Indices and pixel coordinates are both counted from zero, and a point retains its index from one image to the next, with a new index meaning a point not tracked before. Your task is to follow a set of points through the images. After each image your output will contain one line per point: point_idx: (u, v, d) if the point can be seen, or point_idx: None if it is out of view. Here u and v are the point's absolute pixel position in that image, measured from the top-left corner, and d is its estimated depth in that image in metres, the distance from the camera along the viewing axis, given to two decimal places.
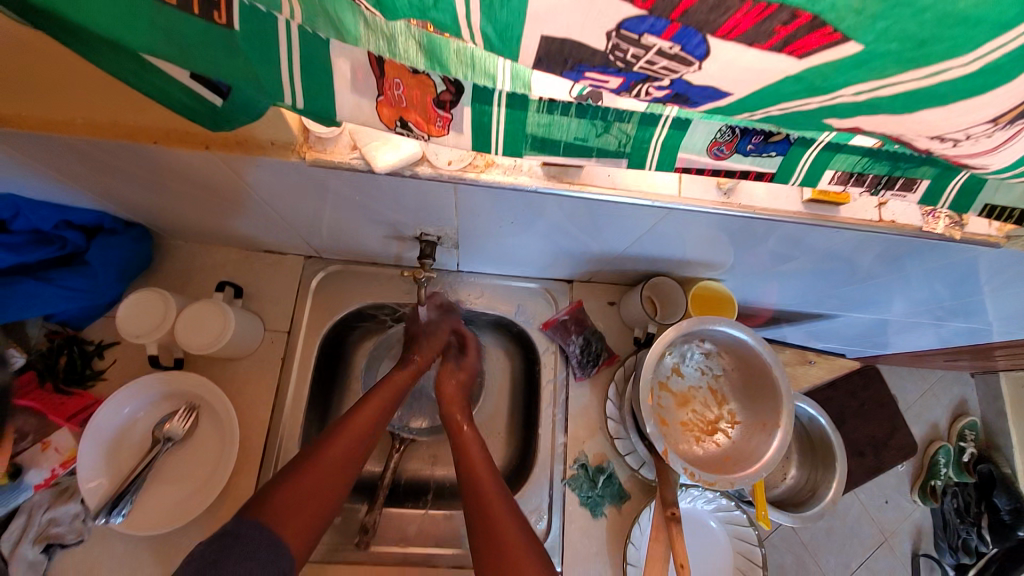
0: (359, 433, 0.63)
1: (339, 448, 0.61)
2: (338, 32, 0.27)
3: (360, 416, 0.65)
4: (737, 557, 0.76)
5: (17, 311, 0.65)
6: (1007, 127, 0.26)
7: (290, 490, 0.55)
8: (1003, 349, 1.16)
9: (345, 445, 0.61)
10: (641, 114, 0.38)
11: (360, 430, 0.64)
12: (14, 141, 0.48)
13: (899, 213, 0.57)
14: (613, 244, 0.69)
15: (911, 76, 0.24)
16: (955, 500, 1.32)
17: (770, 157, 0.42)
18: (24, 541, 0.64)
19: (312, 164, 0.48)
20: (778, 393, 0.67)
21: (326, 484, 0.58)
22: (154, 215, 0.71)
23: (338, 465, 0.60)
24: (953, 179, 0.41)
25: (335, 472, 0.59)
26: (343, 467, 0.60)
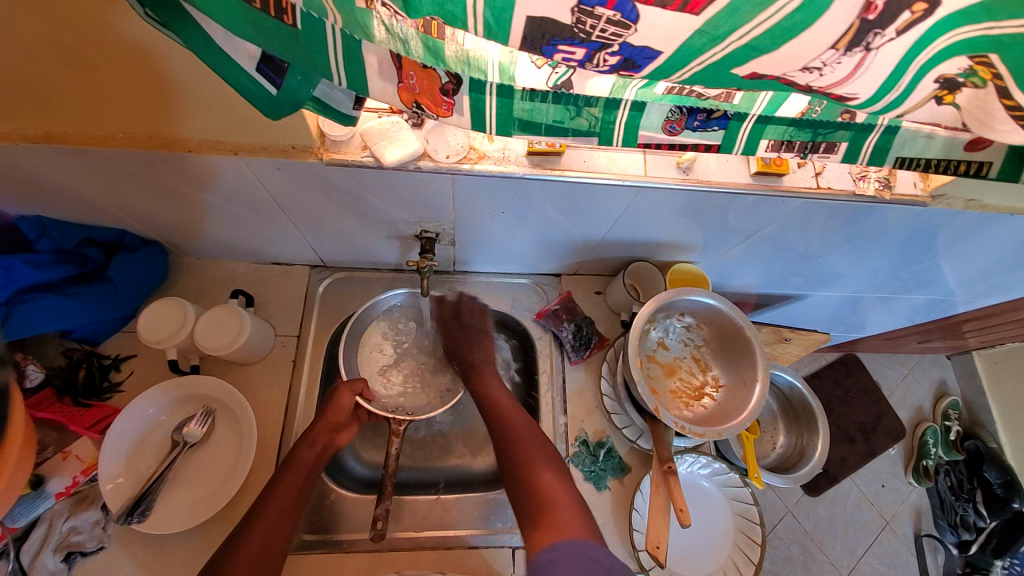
0: (283, 500, 0.66)
1: (269, 517, 0.64)
2: (361, 31, 0.32)
3: (283, 487, 0.67)
4: (736, 518, 0.81)
5: (41, 326, 0.69)
6: (874, 62, 0.28)
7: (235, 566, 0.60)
8: (970, 322, 1.25)
9: (271, 518, 0.64)
10: (605, 99, 0.45)
11: (284, 502, 0.66)
12: (63, 153, 0.55)
13: (833, 180, 0.67)
14: (593, 230, 0.77)
15: (792, 17, 0.25)
16: (949, 478, 1.40)
17: (714, 131, 0.50)
18: (45, 550, 0.65)
19: (329, 164, 0.57)
20: (753, 351, 0.74)
21: (262, 558, 0.61)
22: (171, 231, 0.77)
23: (267, 537, 0.63)
24: (867, 138, 0.50)
25: (270, 542, 0.63)
26: (271, 539, 0.63)
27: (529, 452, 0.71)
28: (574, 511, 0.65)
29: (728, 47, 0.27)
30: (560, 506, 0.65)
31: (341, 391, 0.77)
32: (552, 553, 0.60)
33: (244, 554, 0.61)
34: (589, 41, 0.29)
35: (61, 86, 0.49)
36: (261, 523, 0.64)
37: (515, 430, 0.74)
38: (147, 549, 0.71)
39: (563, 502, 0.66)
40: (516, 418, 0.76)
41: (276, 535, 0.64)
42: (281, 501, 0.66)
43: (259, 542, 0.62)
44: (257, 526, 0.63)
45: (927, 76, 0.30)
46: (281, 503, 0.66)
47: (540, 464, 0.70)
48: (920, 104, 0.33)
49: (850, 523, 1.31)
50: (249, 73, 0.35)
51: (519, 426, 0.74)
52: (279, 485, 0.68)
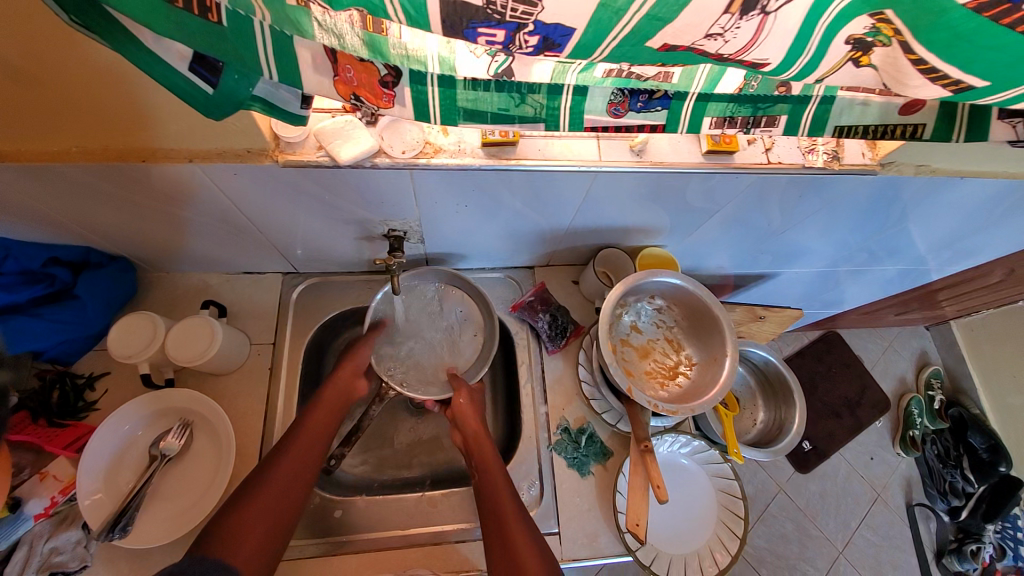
0: (305, 446, 0.69)
1: (279, 480, 0.65)
2: (294, 28, 0.33)
3: (304, 435, 0.70)
4: (719, 495, 0.82)
5: (10, 348, 0.68)
6: (777, 26, 0.30)
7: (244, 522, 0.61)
8: (941, 290, 1.27)
9: (283, 479, 0.65)
10: (547, 85, 0.47)
11: (301, 452, 0.68)
12: (16, 172, 0.56)
13: (785, 154, 0.69)
14: (558, 219, 0.78)
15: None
16: (937, 446, 1.43)
17: (656, 112, 0.52)
18: (28, 571, 0.63)
19: (285, 166, 0.57)
20: (721, 327, 0.76)
21: (279, 498, 0.64)
22: (138, 245, 0.76)
23: (282, 484, 0.65)
24: (805, 109, 0.51)
25: (288, 485, 0.66)
26: (289, 483, 0.66)
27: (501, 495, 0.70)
28: (539, 555, 0.64)
29: (632, 20, 0.29)
30: (525, 551, 0.64)
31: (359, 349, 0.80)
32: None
33: (254, 509, 0.62)
34: (504, 22, 0.30)
35: (8, 104, 0.49)
36: (271, 484, 0.65)
37: (489, 474, 0.72)
38: (131, 564, 0.70)
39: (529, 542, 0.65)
40: (492, 459, 0.74)
41: (287, 496, 0.65)
42: (298, 455, 0.68)
43: (277, 487, 0.65)
44: (275, 472, 0.66)
45: (837, 37, 0.32)
46: (299, 450, 0.69)
47: (505, 490, 0.70)
48: (836, 67, 0.34)
49: (840, 496, 1.33)
50: (183, 73, 0.36)
51: (494, 468, 0.73)
52: (301, 436, 0.70)
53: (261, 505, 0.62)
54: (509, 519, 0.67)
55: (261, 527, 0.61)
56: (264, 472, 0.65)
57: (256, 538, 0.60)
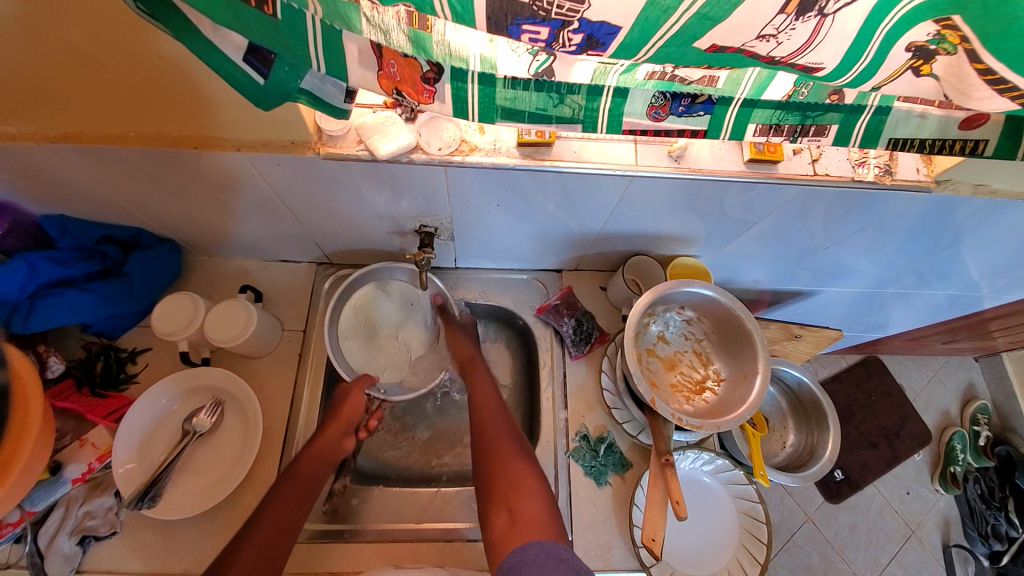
0: (293, 497, 0.68)
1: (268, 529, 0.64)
2: (344, 22, 0.34)
3: (290, 490, 0.68)
4: (741, 517, 0.79)
5: (61, 319, 0.72)
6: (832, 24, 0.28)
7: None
8: (996, 320, 1.19)
9: (269, 528, 0.64)
10: (588, 86, 0.46)
11: (287, 510, 0.66)
12: (79, 154, 0.59)
13: (832, 167, 0.66)
14: (589, 223, 0.77)
15: None
16: (979, 485, 1.32)
17: (699, 116, 0.50)
18: (60, 534, 0.68)
19: (326, 158, 0.59)
20: (753, 343, 0.73)
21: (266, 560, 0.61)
22: (184, 229, 0.80)
23: (268, 546, 0.62)
24: (857, 120, 0.49)
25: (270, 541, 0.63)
26: (276, 543, 0.63)
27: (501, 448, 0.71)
28: (536, 493, 0.66)
29: (681, 19, 0.28)
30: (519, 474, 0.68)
31: (351, 391, 0.79)
32: (522, 551, 0.58)
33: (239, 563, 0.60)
34: (549, 19, 0.30)
35: (77, 89, 0.52)
36: (259, 534, 0.63)
37: (489, 432, 0.74)
38: (159, 532, 0.73)
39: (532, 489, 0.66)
40: (491, 416, 0.76)
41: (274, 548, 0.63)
42: (282, 513, 0.66)
43: (257, 549, 0.62)
44: (259, 528, 0.63)
45: (898, 44, 0.30)
46: (287, 504, 0.67)
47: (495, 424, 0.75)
48: (895, 75, 0.33)
49: (871, 529, 1.26)
50: (237, 64, 0.38)
51: (495, 427, 0.74)
52: (286, 489, 0.68)
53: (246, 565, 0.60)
54: (510, 468, 0.68)
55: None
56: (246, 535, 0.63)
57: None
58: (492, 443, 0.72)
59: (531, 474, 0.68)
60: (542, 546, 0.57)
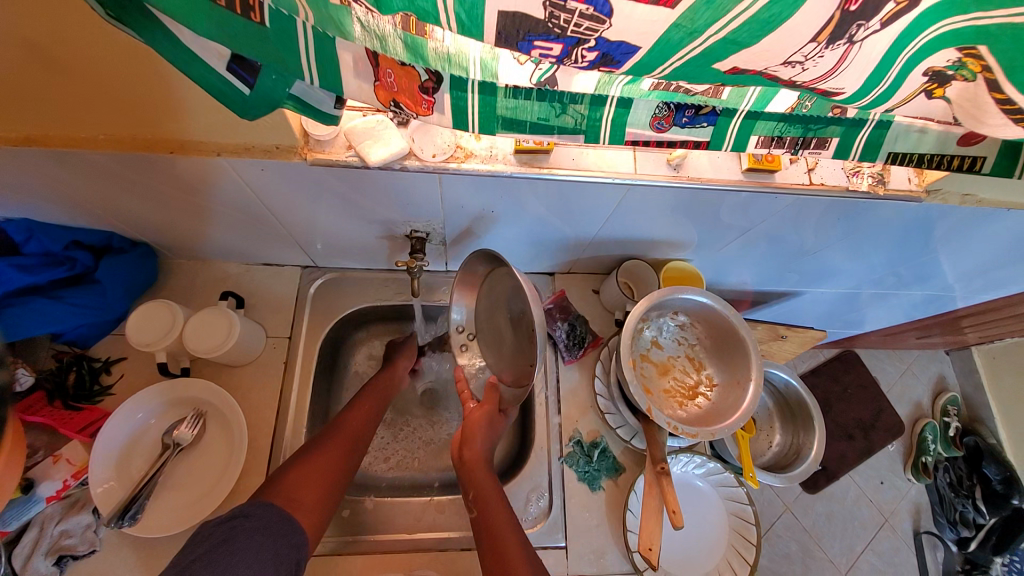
0: (357, 419, 0.74)
1: (353, 422, 0.73)
2: (337, 28, 0.32)
3: (355, 412, 0.75)
4: (731, 518, 0.81)
5: (29, 329, 0.68)
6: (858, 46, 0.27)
7: (324, 453, 0.68)
8: (968, 318, 1.23)
9: (350, 426, 0.73)
10: (591, 96, 0.44)
11: (354, 424, 0.73)
12: (42, 158, 0.55)
13: (827, 176, 0.66)
14: (585, 229, 0.76)
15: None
16: (949, 474, 1.39)
17: (702, 127, 0.48)
18: (36, 554, 0.65)
19: (313, 164, 0.56)
20: (747, 350, 0.74)
21: (341, 461, 0.68)
22: (160, 233, 0.76)
23: (339, 452, 0.69)
24: (858, 134, 0.49)
25: (341, 450, 0.69)
26: (345, 453, 0.69)
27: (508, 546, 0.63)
28: None
29: (706, 42, 0.27)
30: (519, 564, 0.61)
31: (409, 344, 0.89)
32: None
33: (333, 444, 0.69)
34: (565, 36, 0.28)
35: (42, 89, 0.48)
36: (348, 423, 0.73)
37: (495, 527, 0.65)
38: (140, 549, 0.70)
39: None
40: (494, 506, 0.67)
41: (357, 437, 0.72)
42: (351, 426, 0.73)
43: (346, 435, 0.71)
44: (343, 424, 0.73)
45: (916, 69, 0.30)
46: (354, 424, 0.73)
47: (497, 506, 0.67)
48: (909, 97, 0.33)
49: (847, 518, 1.30)
50: (219, 72, 0.35)
51: (498, 518, 0.66)
52: (353, 412, 0.75)
53: (320, 462, 0.66)
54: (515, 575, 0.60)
55: (321, 480, 0.65)
56: (323, 437, 0.70)
57: (314, 491, 0.64)
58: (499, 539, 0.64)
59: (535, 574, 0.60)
60: None
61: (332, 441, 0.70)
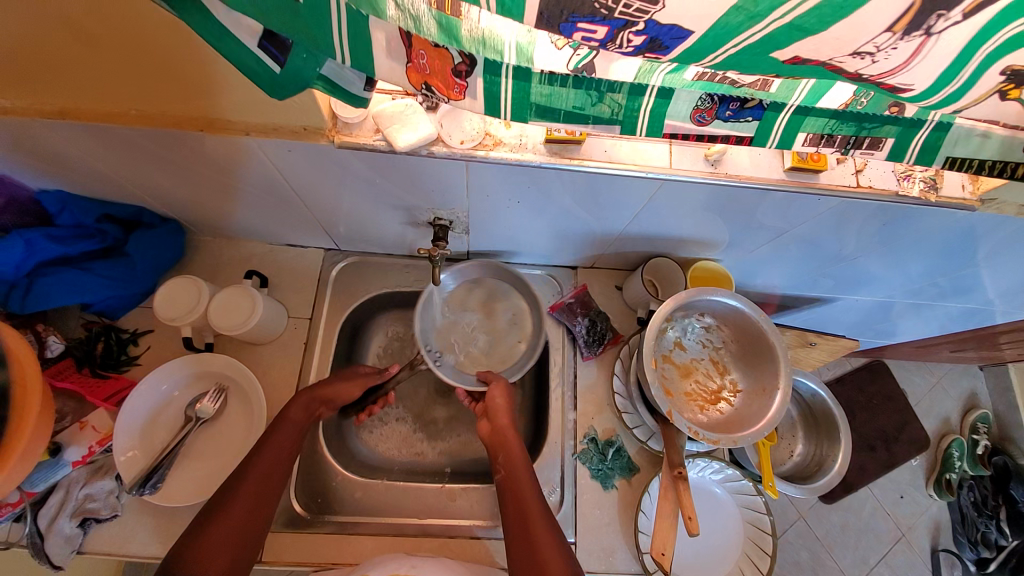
0: (269, 466, 0.65)
1: (257, 474, 0.64)
2: (370, 7, 0.31)
3: (265, 456, 0.66)
4: (746, 526, 0.79)
5: (61, 299, 0.70)
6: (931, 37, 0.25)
7: (220, 524, 0.59)
8: (1008, 334, 1.17)
9: (257, 473, 0.64)
10: (630, 84, 0.42)
11: (269, 466, 0.66)
12: (77, 131, 0.56)
13: (875, 179, 0.62)
14: (612, 223, 0.74)
15: None
16: (973, 493, 1.32)
17: (746, 122, 0.46)
18: (61, 515, 0.67)
19: (340, 147, 0.55)
20: (775, 357, 0.71)
21: (251, 513, 0.62)
22: (188, 210, 0.77)
23: (248, 507, 0.62)
24: (915, 135, 0.45)
25: (253, 506, 0.62)
26: (255, 507, 0.62)
27: (529, 500, 0.66)
28: (557, 556, 0.60)
29: (768, 27, 0.25)
30: (539, 529, 0.62)
31: (352, 378, 0.80)
32: None
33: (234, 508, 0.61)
34: (611, 18, 0.26)
35: (77, 62, 0.48)
36: (249, 477, 0.64)
37: (516, 483, 0.67)
38: (161, 517, 0.73)
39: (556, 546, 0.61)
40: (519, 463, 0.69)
41: (265, 488, 0.64)
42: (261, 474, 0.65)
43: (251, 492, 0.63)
44: (251, 471, 0.64)
45: (993, 67, 0.27)
46: (264, 468, 0.65)
47: (522, 470, 0.68)
48: (982, 98, 0.29)
49: (862, 529, 1.26)
50: (249, 48, 0.34)
51: (522, 477, 0.68)
52: (262, 454, 0.66)
53: (230, 524, 0.60)
54: (539, 535, 0.62)
55: (225, 554, 0.58)
56: (232, 484, 0.63)
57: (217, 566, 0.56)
58: (521, 491, 0.66)
59: (553, 526, 0.63)
60: None
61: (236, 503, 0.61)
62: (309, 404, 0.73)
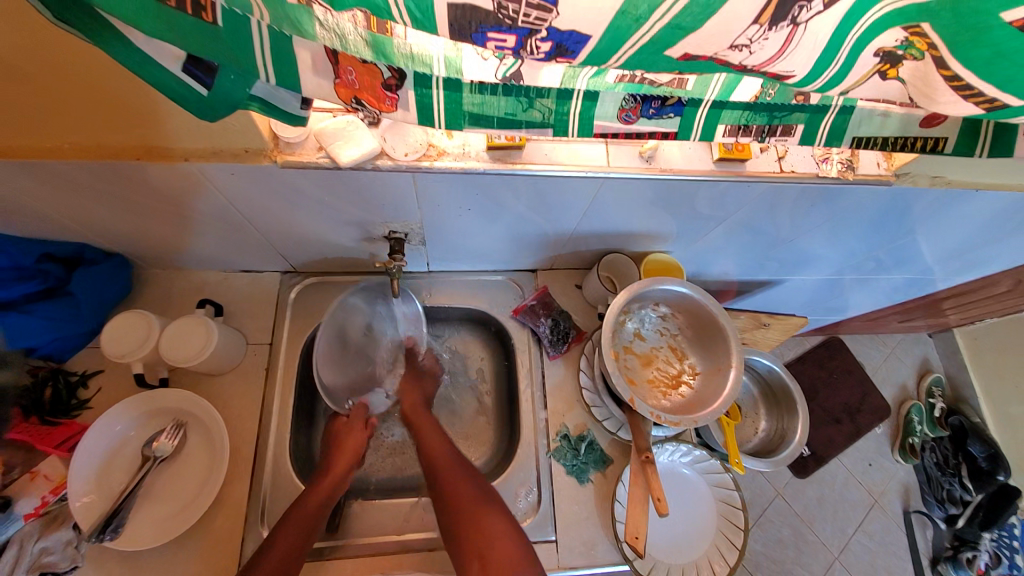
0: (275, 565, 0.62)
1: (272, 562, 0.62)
2: (294, 28, 0.31)
3: (292, 525, 0.66)
4: (719, 505, 0.82)
5: (0, 344, 0.67)
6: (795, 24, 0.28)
7: None
8: (948, 298, 1.25)
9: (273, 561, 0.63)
10: (557, 90, 0.45)
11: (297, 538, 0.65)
12: (6, 171, 0.54)
13: (797, 163, 0.67)
14: (563, 223, 0.76)
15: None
16: (935, 454, 1.41)
17: (669, 118, 0.49)
18: (18, 574, 0.62)
19: (283, 166, 0.55)
20: (726, 337, 0.75)
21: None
22: (134, 243, 0.75)
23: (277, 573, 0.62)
24: (823, 119, 0.50)
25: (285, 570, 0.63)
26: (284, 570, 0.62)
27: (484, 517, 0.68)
28: (488, 504, 0.70)
29: (653, 27, 0.27)
30: (465, 487, 0.72)
31: (354, 428, 0.79)
32: None
33: None
34: (516, 27, 0.28)
35: (2, 101, 0.48)
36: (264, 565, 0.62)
37: (461, 505, 0.70)
38: (124, 564, 0.69)
39: (516, 556, 0.65)
40: (463, 482, 0.72)
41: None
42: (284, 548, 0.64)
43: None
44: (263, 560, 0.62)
45: (866, 50, 0.31)
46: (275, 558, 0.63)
47: (439, 444, 0.77)
48: (864, 79, 0.33)
49: (837, 500, 1.32)
50: (173, 73, 0.35)
51: (466, 497, 0.70)
52: (287, 526, 0.66)
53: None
54: (465, 490, 0.71)
55: None
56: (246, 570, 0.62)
57: None
58: (469, 513, 0.69)
59: (514, 536, 0.67)
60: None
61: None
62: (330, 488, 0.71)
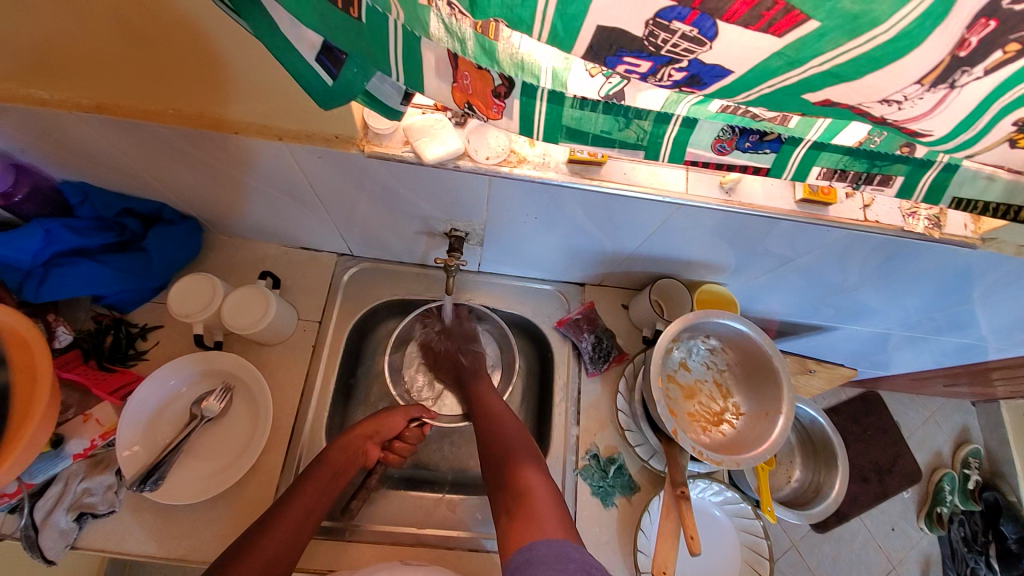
0: (307, 506, 0.65)
1: (292, 517, 0.63)
2: (421, 28, 0.32)
3: (300, 500, 0.65)
4: (744, 550, 0.79)
5: (74, 290, 0.70)
6: (945, 89, 0.27)
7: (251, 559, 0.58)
8: (1002, 371, 1.18)
9: (288, 522, 0.63)
10: (657, 113, 0.43)
11: (297, 518, 0.63)
12: (114, 128, 0.57)
13: (882, 214, 0.65)
14: (624, 242, 0.75)
15: (859, 42, 0.25)
16: (964, 529, 1.32)
17: (765, 154, 0.48)
18: (58, 509, 0.67)
19: (369, 156, 0.57)
20: (778, 381, 0.72)
21: (290, 540, 0.62)
22: (207, 208, 0.78)
23: (289, 534, 0.62)
24: (923, 175, 0.46)
25: (287, 548, 0.61)
26: (286, 546, 0.61)
27: (533, 486, 0.67)
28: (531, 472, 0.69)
29: (807, 72, 0.27)
30: (515, 447, 0.72)
31: (396, 410, 0.80)
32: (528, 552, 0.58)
33: (265, 543, 0.60)
34: (658, 55, 0.28)
35: (120, 60, 0.50)
36: (287, 517, 0.63)
37: (511, 470, 0.69)
38: (157, 515, 0.72)
39: (546, 507, 0.64)
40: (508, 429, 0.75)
41: (297, 535, 0.63)
42: (298, 515, 0.64)
43: (282, 535, 0.61)
44: (284, 516, 0.63)
45: (1006, 119, 0.29)
46: (299, 512, 0.64)
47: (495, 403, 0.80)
48: (991, 146, 0.32)
49: (854, 561, 1.26)
50: (307, 61, 0.36)
51: (511, 439, 0.74)
52: (304, 494, 0.66)
53: (269, 550, 0.59)
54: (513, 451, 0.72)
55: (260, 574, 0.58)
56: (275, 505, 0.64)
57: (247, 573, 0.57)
58: (508, 463, 0.70)
59: (552, 509, 0.64)
60: (550, 545, 0.57)
61: (273, 532, 0.61)
62: (350, 446, 0.72)
